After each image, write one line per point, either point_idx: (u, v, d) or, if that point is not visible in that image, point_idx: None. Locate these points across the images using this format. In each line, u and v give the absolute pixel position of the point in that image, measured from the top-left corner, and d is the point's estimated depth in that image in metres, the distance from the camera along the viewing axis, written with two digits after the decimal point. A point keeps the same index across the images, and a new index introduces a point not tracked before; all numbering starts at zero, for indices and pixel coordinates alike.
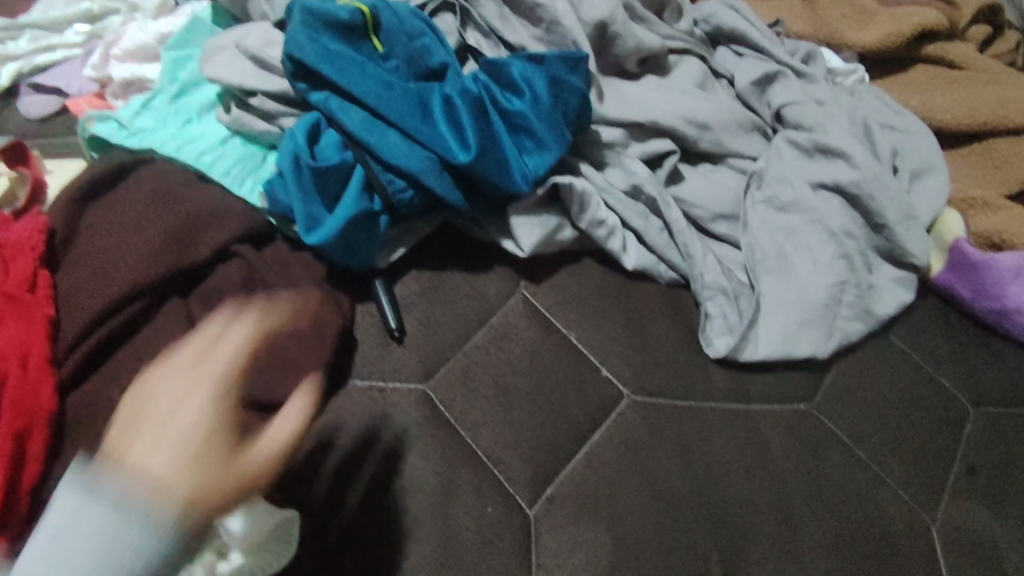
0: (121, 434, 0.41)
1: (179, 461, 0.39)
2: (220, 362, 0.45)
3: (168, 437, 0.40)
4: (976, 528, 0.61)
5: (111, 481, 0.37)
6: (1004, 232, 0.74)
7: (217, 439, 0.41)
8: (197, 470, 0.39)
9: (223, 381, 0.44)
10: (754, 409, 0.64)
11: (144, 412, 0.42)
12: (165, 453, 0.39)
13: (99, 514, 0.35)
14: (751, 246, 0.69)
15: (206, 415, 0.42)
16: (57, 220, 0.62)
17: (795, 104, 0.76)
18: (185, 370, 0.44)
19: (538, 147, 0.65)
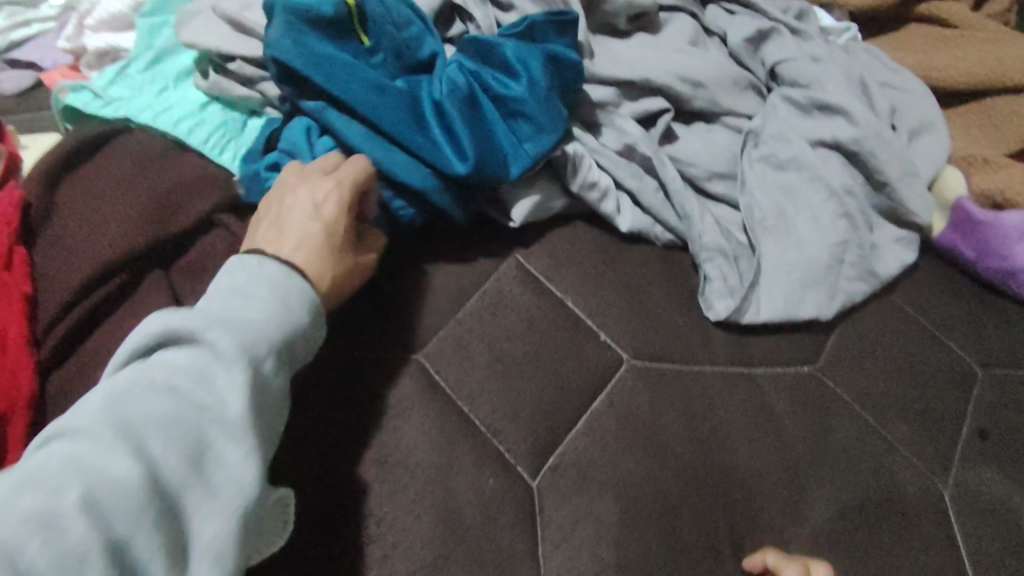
0: (265, 227, 0.53)
1: (311, 251, 0.51)
2: (340, 189, 0.54)
3: (312, 232, 0.51)
4: (989, 491, 0.60)
5: (278, 270, 0.47)
6: (1006, 190, 0.72)
7: (342, 244, 0.53)
8: (330, 262, 0.51)
9: (349, 194, 0.55)
10: (759, 372, 0.63)
11: (289, 211, 0.53)
12: (303, 242, 0.51)
13: (256, 301, 0.45)
14: (749, 203, 0.68)
15: (341, 227, 0.53)
16: (31, 194, 0.60)
17: (790, 61, 0.74)
18: (312, 179, 0.55)
19: (535, 130, 0.63)
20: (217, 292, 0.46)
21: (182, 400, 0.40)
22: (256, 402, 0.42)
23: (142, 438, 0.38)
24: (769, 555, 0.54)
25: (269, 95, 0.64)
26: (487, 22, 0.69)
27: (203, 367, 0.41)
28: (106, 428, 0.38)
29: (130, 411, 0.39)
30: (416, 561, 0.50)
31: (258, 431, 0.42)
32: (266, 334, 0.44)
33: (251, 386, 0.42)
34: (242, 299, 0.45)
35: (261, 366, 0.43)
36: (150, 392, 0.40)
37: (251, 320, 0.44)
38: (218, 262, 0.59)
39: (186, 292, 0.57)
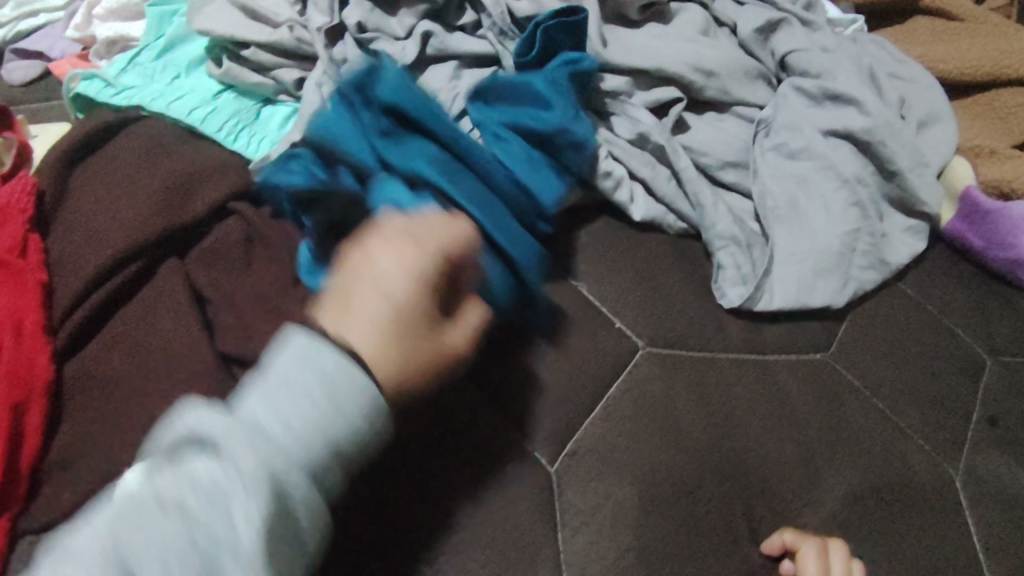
0: (332, 301, 0.49)
1: (392, 341, 0.47)
2: (421, 260, 0.49)
3: (385, 319, 0.47)
4: (1001, 478, 0.61)
5: (334, 365, 0.44)
6: (1013, 180, 0.73)
7: (417, 332, 0.48)
8: (407, 353, 0.48)
9: (430, 267, 0.49)
10: (772, 359, 0.63)
11: (358, 289, 0.48)
12: (379, 330, 0.47)
13: (308, 402, 0.42)
14: (762, 192, 0.68)
15: (419, 310, 0.48)
16: (45, 181, 0.59)
17: (801, 51, 0.74)
18: (396, 245, 0.49)
19: (579, 152, 0.63)
20: (267, 390, 0.43)
21: (191, 524, 0.37)
22: (272, 533, 0.38)
23: (137, 569, 0.37)
24: (787, 534, 0.55)
25: (284, 81, 0.65)
26: (498, 9, 0.68)
27: (221, 483, 0.38)
28: (101, 553, 0.37)
29: (132, 536, 0.37)
30: (436, 546, 0.50)
31: (277, 560, 0.38)
32: (296, 450, 0.40)
33: (267, 515, 0.38)
34: (283, 401, 0.42)
35: (285, 487, 0.39)
36: (160, 515, 0.38)
37: (292, 438, 0.41)
38: (232, 250, 0.58)
39: (202, 279, 0.57)
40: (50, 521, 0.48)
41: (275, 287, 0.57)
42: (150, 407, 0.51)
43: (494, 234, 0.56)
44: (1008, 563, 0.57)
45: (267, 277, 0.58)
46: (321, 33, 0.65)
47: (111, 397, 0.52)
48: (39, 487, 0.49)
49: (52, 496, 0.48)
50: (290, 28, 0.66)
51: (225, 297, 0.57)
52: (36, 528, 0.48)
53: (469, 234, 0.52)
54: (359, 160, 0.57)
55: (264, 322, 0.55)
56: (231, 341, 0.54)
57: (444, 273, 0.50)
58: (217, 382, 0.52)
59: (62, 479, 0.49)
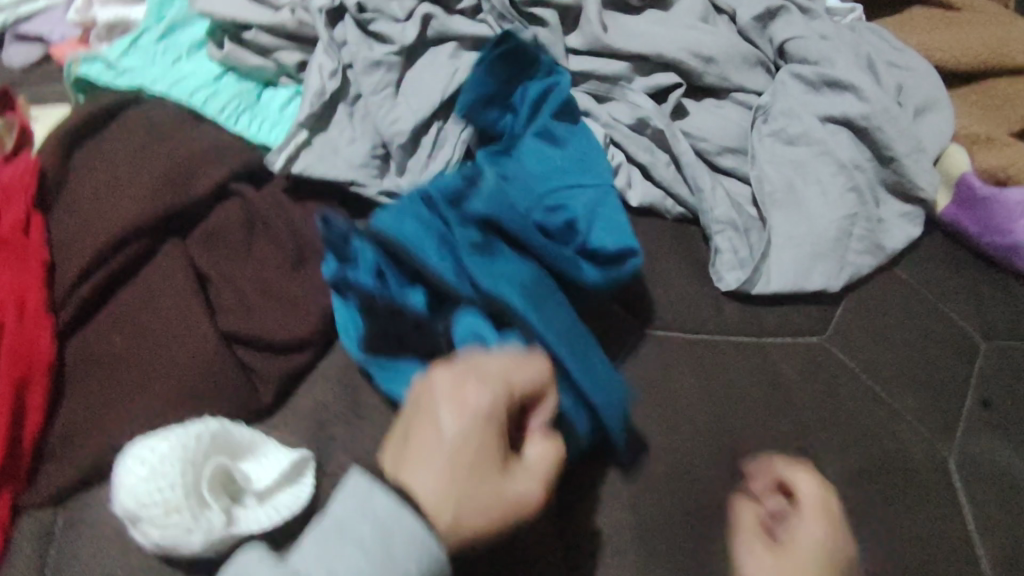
0: (394, 455, 0.45)
1: (459, 489, 0.43)
2: (487, 390, 0.45)
3: (447, 460, 0.43)
4: (994, 460, 0.61)
5: (385, 507, 0.41)
6: (1009, 166, 0.73)
7: (486, 470, 0.43)
8: (475, 498, 0.43)
9: (495, 397, 0.45)
10: (769, 342, 0.64)
11: (420, 430, 0.45)
12: (444, 470, 0.43)
13: (359, 558, 0.39)
14: (760, 178, 0.68)
15: (486, 447, 0.44)
16: (47, 161, 0.59)
17: (799, 38, 0.74)
18: (467, 382, 0.46)
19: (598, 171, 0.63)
20: (318, 537, 0.41)
21: None
22: None
23: None
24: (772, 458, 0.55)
25: (285, 62, 0.66)
26: None
27: None
28: None
29: None
30: None
31: None
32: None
33: None
34: (330, 546, 0.40)
35: None
36: None
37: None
38: (235, 231, 0.59)
39: (203, 259, 0.57)
40: (53, 496, 0.49)
41: (277, 269, 0.58)
42: (152, 385, 0.51)
43: (579, 378, 0.52)
44: (1001, 543, 0.58)
45: (269, 258, 0.58)
46: (323, 13, 0.65)
47: (113, 375, 0.52)
48: (42, 462, 0.50)
49: (55, 471, 0.49)
50: (292, 11, 0.67)
51: (226, 278, 0.57)
52: (39, 503, 0.49)
53: (538, 365, 0.49)
54: (441, 275, 0.53)
55: (267, 304, 0.56)
56: (233, 320, 0.55)
57: (511, 404, 0.46)
58: (220, 363, 0.53)
59: (65, 455, 0.50)
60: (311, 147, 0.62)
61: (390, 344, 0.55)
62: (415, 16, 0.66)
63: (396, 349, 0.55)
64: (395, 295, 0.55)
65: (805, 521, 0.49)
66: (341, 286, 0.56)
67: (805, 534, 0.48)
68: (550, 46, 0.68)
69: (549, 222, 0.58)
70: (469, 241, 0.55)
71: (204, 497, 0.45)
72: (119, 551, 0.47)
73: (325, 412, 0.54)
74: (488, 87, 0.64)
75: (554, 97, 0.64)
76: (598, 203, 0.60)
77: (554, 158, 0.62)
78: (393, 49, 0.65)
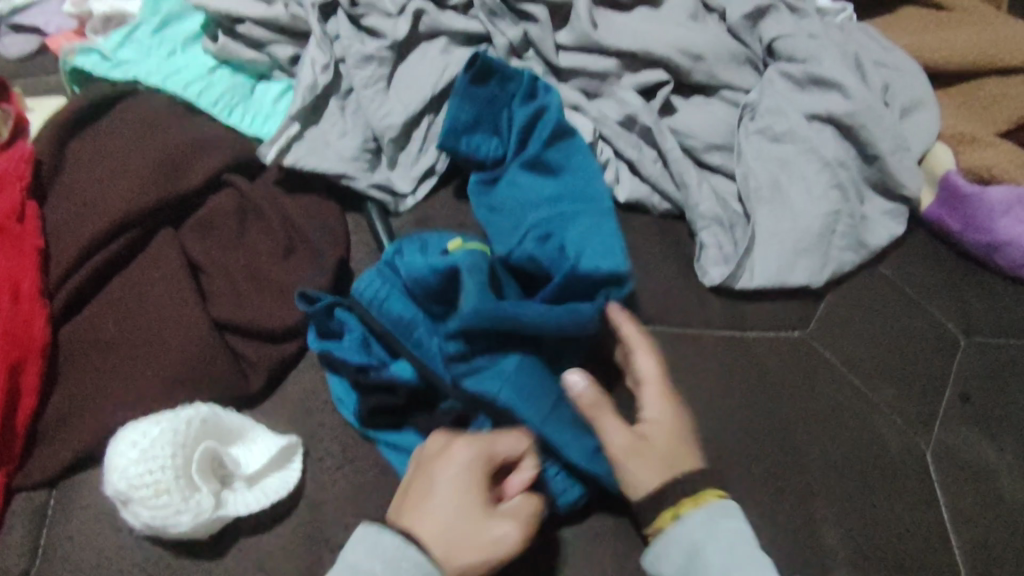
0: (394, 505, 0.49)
1: (447, 534, 0.46)
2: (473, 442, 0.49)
3: (437, 508, 0.47)
4: (971, 454, 0.62)
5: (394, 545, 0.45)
6: (992, 167, 0.74)
7: (472, 514, 0.47)
8: (462, 540, 0.46)
9: (480, 448, 0.49)
10: (751, 335, 0.65)
11: (414, 481, 0.49)
12: (428, 514, 0.47)
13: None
14: (745, 175, 0.69)
15: (472, 493, 0.47)
16: (42, 149, 0.60)
17: (788, 37, 0.75)
18: (451, 440, 0.50)
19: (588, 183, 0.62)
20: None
21: None
22: None
23: None
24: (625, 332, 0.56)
25: (278, 57, 0.67)
26: None
27: None
28: None
29: None
30: None
31: None
32: None
33: None
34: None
35: None
36: None
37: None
38: (227, 221, 0.60)
39: (195, 249, 0.58)
40: (46, 478, 0.50)
41: (268, 260, 0.59)
42: (144, 372, 0.52)
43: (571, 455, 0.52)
44: (974, 534, 0.59)
45: (260, 249, 0.59)
46: (316, 7, 0.66)
47: (105, 362, 0.53)
48: (37, 445, 0.51)
49: (49, 454, 0.50)
50: (286, 5, 0.67)
51: (217, 267, 0.58)
52: (32, 485, 0.50)
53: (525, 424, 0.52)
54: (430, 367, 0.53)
55: (257, 294, 0.57)
56: (224, 309, 0.56)
57: (496, 455, 0.49)
58: (211, 351, 0.54)
59: (58, 438, 0.51)
60: (302, 141, 0.63)
61: (392, 419, 0.54)
62: (407, 11, 0.67)
63: (398, 420, 0.54)
64: (385, 368, 0.54)
65: (657, 395, 0.53)
66: (332, 363, 0.55)
67: (659, 406, 0.53)
68: (539, 41, 0.69)
69: (542, 252, 0.58)
70: (454, 346, 0.53)
71: (193, 480, 0.47)
72: (111, 532, 0.49)
73: (313, 400, 0.56)
74: (468, 114, 0.63)
75: (544, 121, 0.63)
76: (592, 230, 0.59)
77: (546, 186, 0.62)
78: (386, 43, 0.66)
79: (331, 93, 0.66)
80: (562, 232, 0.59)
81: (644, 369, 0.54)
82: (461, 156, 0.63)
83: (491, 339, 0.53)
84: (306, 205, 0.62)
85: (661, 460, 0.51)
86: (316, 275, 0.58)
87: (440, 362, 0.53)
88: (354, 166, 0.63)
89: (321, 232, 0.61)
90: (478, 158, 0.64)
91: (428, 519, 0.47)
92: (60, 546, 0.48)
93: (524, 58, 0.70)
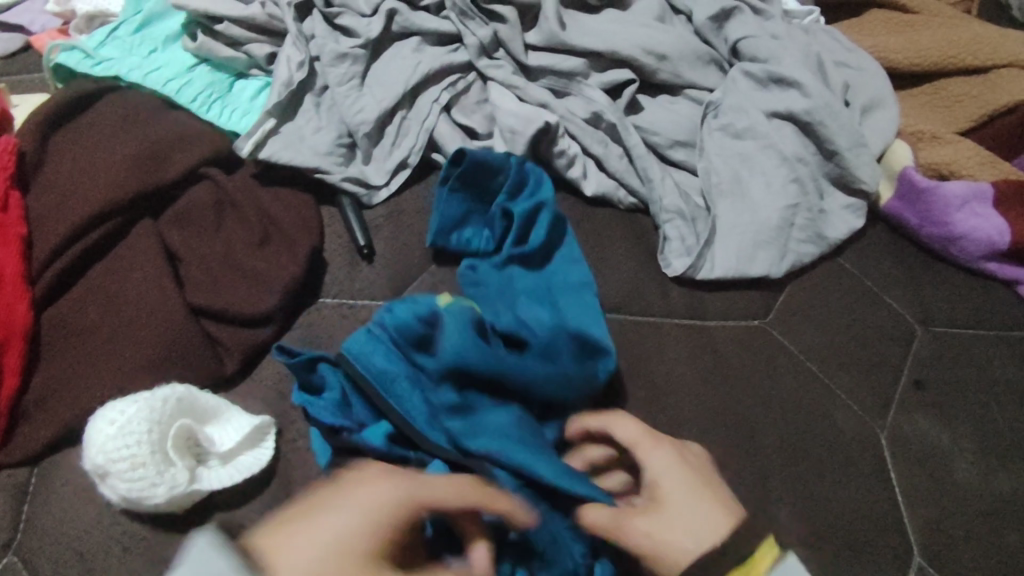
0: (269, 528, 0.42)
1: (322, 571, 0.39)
2: (398, 496, 0.44)
3: (329, 541, 0.41)
4: (924, 438, 0.64)
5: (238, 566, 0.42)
6: (951, 163, 0.77)
7: (355, 562, 0.41)
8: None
9: (403, 506, 0.44)
10: (711, 324, 0.68)
11: (313, 515, 0.43)
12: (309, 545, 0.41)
13: None
14: (707, 171, 0.72)
15: (368, 542, 0.42)
16: (25, 141, 0.62)
17: (750, 38, 0.78)
18: (375, 483, 0.45)
19: (576, 262, 0.63)
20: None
21: None
22: None
23: None
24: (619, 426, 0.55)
25: (256, 55, 0.69)
26: None
27: None
28: None
29: None
30: None
31: None
32: None
33: None
34: None
35: None
36: None
37: None
38: (204, 212, 0.62)
39: (174, 239, 0.61)
40: (29, 456, 0.52)
41: (243, 250, 0.61)
42: (122, 355, 0.55)
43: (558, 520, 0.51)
44: (927, 514, 0.60)
45: (236, 240, 0.61)
46: (292, 7, 0.69)
47: (86, 346, 0.55)
48: (21, 424, 0.53)
49: (32, 433, 0.52)
50: (263, 5, 0.70)
51: (194, 256, 0.60)
52: (15, 462, 0.52)
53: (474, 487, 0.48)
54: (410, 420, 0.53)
55: (233, 281, 0.59)
56: (200, 296, 0.58)
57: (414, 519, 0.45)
58: (188, 335, 0.56)
59: (40, 418, 0.53)
60: (278, 135, 0.66)
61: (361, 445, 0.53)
62: (380, 11, 0.70)
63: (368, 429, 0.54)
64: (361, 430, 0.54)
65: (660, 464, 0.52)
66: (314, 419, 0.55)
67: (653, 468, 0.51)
68: (509, 41, 0.71)
69: (532, 318, 0.59)
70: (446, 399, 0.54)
71: (169, 455, 0.49)
72: (90, 507, 0.51)
73: (286, 383, 0.58)
74: (453, 209, 0.65)
75: (541, 217, 0.64)
76: (581, 309, 0.61)
77: (533, 278, 0.63)
78: (359, 42, 0.69)
79: (306, 90, 0.69)
80: (554, 301, 0.61)
81: (626, 437, 0.53)
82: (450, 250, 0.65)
83: (473, 387, 0.56)
84: (281, 198, 0.64)
85: (688, 529, 0.48)
86: (289, 263, 0.60)
87: (425, 420, 0.53)
88: (329, 160, 0.66)
89: (296, 223, 0.63)
90: (464, 242, 0.65)
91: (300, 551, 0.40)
92: (41, 519, 0.51)
93: (495, 58, 0.73)
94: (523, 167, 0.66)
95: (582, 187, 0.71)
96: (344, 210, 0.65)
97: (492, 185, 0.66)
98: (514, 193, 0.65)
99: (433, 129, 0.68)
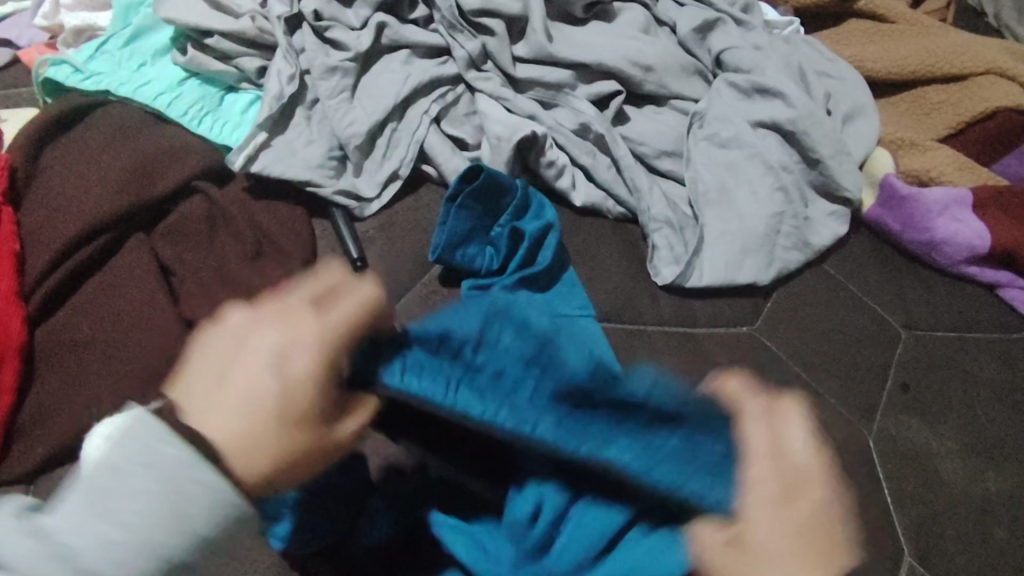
0: (195, 392, 0.44)
1: (248, 438, 0.42)
2: (300, 334, 0.43)
3: (263, 394, 0.42)
4: (911, 441, 0.65)
5: (172, 460, 0.39)
6: (931, 170, 0.79)
7: (295, 412, 0.42)
8: (253, 452, 0.42)
9: (321, 339, 0.43)
10: (701, 331, 0.69)
11: (235, 359, 0.43)
12: (235, 412, 0.42)
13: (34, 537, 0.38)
14: (694, 181, 0.73)
15: (302, 397, 0.43)
16: (17, 158, 0.63)
17: (733, 49, 0.80)
18: (282, 321, 0.44)
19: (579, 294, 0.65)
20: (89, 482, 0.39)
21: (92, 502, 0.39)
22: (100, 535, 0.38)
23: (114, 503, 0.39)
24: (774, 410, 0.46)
25: (246, 68, 0.70)
26: (447, 3, 0.73)
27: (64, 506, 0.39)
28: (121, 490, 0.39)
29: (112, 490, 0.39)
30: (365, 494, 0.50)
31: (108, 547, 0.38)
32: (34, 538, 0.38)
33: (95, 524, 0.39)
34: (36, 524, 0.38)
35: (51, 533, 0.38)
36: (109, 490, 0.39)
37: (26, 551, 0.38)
38: (197, 225, 0.62)
39: (168, 253, 0.61)
40: (23, 473, 0.52)
41: (236, 262, 0.61)
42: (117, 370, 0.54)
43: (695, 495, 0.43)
44: (916, 518, 0.61)
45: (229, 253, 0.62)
46: (282, 20, 0.70)
47: (80, 361, 0.55)
48: (15, 442, 0.53)
49: (27, 450, 0.52)
50: (252, 18, 0.71)
51: (188, 269, 0.60)
52: (10, 480, 0.52)
53: (383, 304, 0.46)
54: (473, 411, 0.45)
55: None
56: None
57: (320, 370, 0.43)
58: None
59: (35, 435, 0.53)
60: (269, 148, 0.66)
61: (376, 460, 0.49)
62: (370, 24, 0.71)
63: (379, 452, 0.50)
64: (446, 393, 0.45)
65: (799, 506, 0.42)
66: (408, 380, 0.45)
67: (774, 487, 0.43)
68: (497, 53, 0.72)
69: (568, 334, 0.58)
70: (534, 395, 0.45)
71: None
72: None
73: None
74: (463, 224, 0.64)
75: (550, 237, 0.66)
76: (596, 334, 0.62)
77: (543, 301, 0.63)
78: (349, 55, 0.70)
79: (297, 102, 0.69)
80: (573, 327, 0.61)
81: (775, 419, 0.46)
82: (458, 266, 0.64)
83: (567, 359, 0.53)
84: (273, 211, 0.65)
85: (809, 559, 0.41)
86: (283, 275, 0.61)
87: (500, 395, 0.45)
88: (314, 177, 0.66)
89: (288, 236, 0.63)
90: (472, 267, 0.65)
91: (241, 406, 0.42)
92: None
93: (483, 70, 0.73)
94: (527, 191, 0.68)
95: (571, 197, 0.72)
96: (336, 222, 0.66)
97: (498, 207, 0.66)
98: (521, 215, 0.67)
99: (424, 140, 0.69)
